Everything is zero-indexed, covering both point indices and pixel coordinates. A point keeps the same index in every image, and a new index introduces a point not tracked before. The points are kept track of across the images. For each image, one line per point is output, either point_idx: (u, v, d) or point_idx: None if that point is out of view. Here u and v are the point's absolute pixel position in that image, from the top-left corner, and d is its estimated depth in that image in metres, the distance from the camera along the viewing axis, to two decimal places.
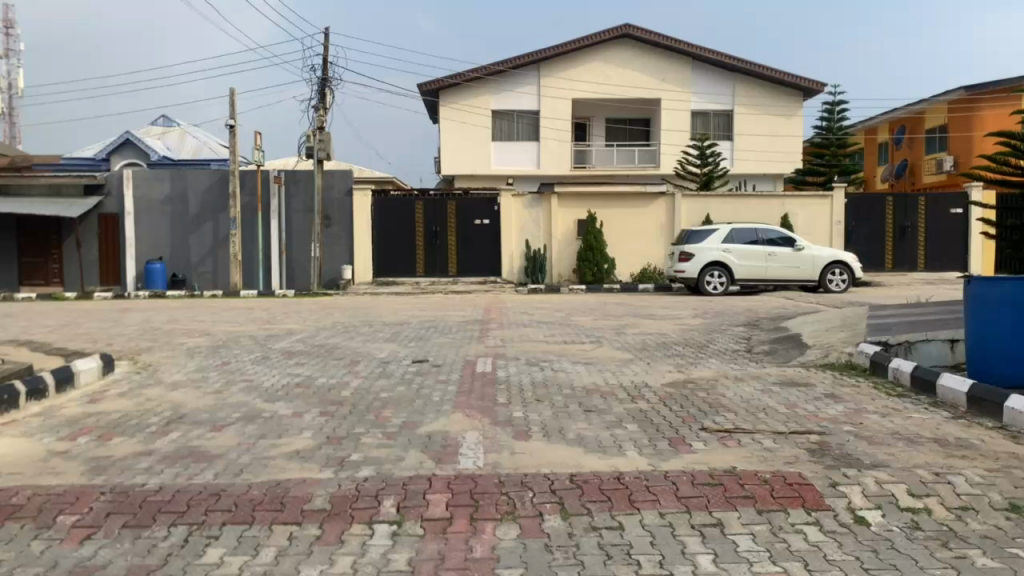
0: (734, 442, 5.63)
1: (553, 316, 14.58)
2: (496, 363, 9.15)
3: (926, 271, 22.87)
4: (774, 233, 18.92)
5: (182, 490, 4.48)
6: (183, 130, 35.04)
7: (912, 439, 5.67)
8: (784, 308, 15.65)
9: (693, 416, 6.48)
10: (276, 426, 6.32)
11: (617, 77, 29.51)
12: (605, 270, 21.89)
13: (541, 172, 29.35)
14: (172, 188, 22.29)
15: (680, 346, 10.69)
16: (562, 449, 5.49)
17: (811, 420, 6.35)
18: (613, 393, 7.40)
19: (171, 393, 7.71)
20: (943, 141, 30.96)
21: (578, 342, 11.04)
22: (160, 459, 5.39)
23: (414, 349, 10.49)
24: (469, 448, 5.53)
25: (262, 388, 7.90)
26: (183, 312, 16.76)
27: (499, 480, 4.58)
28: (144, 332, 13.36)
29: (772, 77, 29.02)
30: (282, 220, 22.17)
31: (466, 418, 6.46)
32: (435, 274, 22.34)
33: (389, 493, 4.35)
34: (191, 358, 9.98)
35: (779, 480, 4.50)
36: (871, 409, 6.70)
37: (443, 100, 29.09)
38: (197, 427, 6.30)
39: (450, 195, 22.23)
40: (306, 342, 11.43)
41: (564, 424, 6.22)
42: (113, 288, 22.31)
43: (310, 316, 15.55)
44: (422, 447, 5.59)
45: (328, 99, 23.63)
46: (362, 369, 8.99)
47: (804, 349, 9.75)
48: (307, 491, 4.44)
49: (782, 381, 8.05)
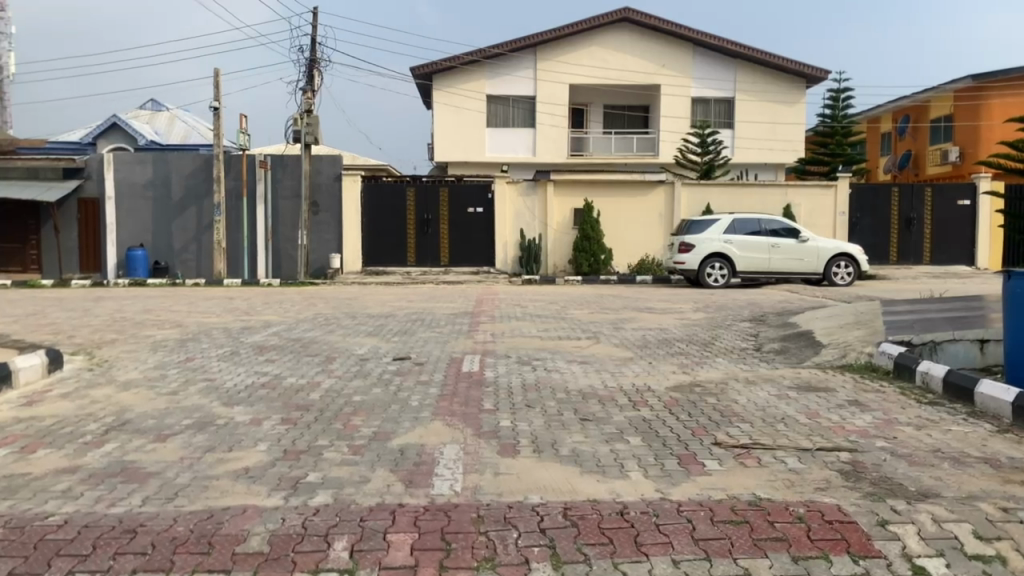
0: (755, 461, 4.86)
1: (548, 308, 13.78)
2: (484, 362, 8.38)
3: (932, 265, 22.18)
4: (778, 224, 18.11)
5: (91, 526, 3.68)
6: (171, 113, 34.11)
7: (959, 459, 4.91)
8: (790, 302, 14.89)
9: (705, 428, 5.69)
10: (229, 436, 5.54)
11: (616, 61, 28.64)
12: (601, 260, 21.12)
13: (537, 160, 28.48)
14: (155, 172, 21.43)
15: (684, 343, 9.92)
16: (556, 469, 4.72)
17: (837, 432, 5.60)
18: (613, 399, 6.64)
19: (119, 394, 6.91)
20: (948, 131, 30.18)
21: (574, 337, 10.26)
22: (83, 478, 4.59)
23: (397, 344, 9.73)
24: (446, 466, 4.77)
25: (222, 389, 7.13)
26: (161, 302, 16.00)
27: (479, 514, 3.80)
28: (113, 323, 12.54)
29: (775, 64, 28.20)
30: (268, 205, 21.30)
31: (445, 428, 5.68)
32: (426, 264, 21.53)
33: (342, 533, 3.56)
34: (154, 353, 9.20)
35: (817, 516, 3.72)
36: (904, 420, 5.93)
37: (439, 84, 28.17)
38: (138, 437, 5.50)
39: (443, 180, 21.40)
40: (283, 336, 10.64)
41: (557, 437, 5.44)
42: (93, 275, 21.47)
43: (292, 307, 14.74)
44: (393, 465, 4.82)
45: (316, 81, 22.75)
46: (337, 367, 8.19)
47: (819, 349, 8.97)
48: (242, 527, 3.64)
49: (798, 385, 7.29)
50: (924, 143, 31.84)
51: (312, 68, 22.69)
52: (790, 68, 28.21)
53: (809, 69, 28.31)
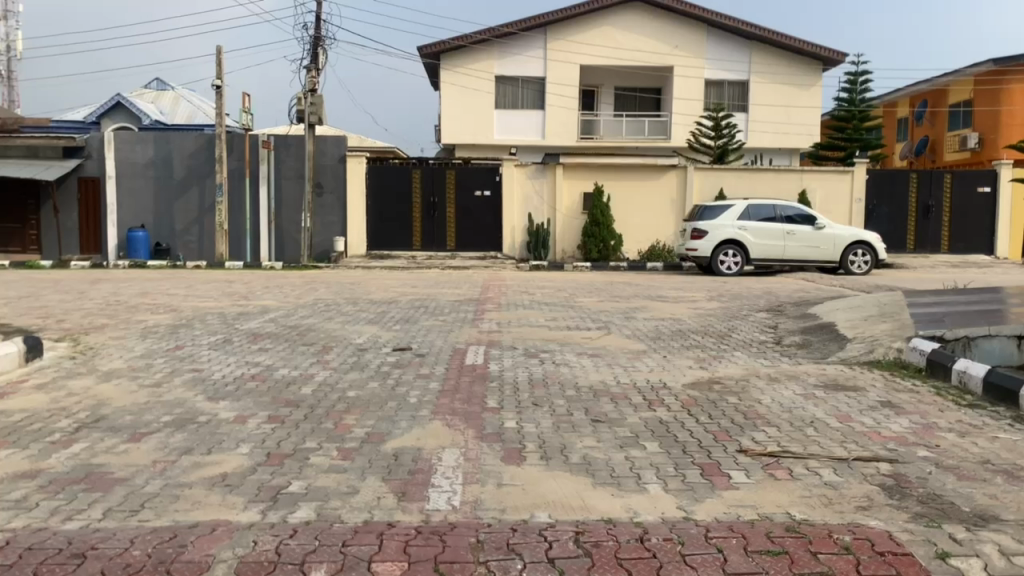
0: (785, 474, 4.38)
1: (556, 296, 13.28)
2: (488, 354, 7.89)
3: (950, 254, 21.59)
4: (793, 210, 17.53)
5: (35, 548, 3.25)
6: (176, 93, 33.59)
7: (1014, 473, 4.41)
8: (807, 291, 14.36)
9: (727, 432, 5.22)
10: (209, 436, 5.09)
11: (627, 42, 27.98)
12: (611, 246, 20.63)
13: (546, 143, 27.85)
14: (156, 152, 20.99)
15: (699, 336, 9.40)
16: (566, 480, 4.26)
17: (874, 439, 5.10)
18: (626, 397, 6.16)
19: (98, 386, 6.47)
20: (967, 117, 29.44)
21: (584, 328, 9.75)
22: (42, 485, 4.14)
23: (397, 333, 9.27)
24: (444, 475, 4.32)
25: (208, 382, 6.67)
26: (159, 285, 15.56)
27: (479, 540, 3.34)
28: (105, 307, 12.11)
29: (790, 46, 27.46)
30: (271, 187, 20.82)
31: (445, 431, 5.20)
32: (432, 248, 21.06)
33: (320, 561, 3.12)
34: (143, 341, 8.76)
35: (865, 546, 3.25)
36: (945, 426, 5.42)
37: (446, 63, 27.50)
38: (111, 437, 5.06)
39: (449, 163, 20.84)
40: (279, 323, 10.19)
41: (567, 441, 4.96)
42: (93, 257, 21.05)
43: (293, 291, 14.30)
44: (385, 472, 4.37)
45: (321, 59, 22.20)
46: (332, 358, 7.73)
47: (844, 343, 8.43)
48: (206, 553, 3.19)
49: (825, 383, 6.79)
50: (942, 129, 31.09)
51: (316, 46, 22.11)
52: (807, 50, 27.49)
53: (826, 51, 27.56)
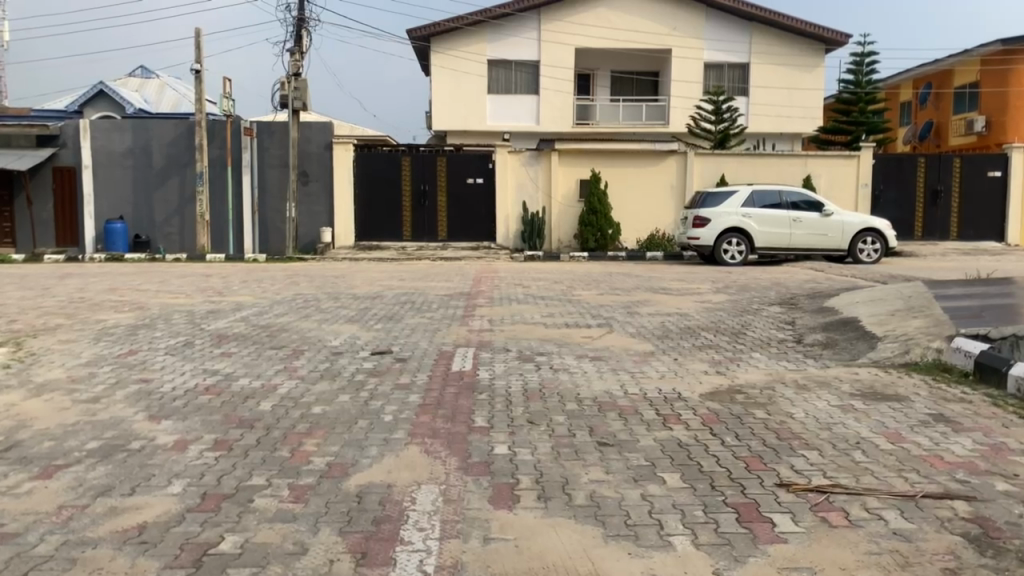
0: (842, 518, 3.53)
1: (552, 289, 12.39)
2: (477, 359, 7.01)
3: (959, 241, 20.77)
4: (798, 196, 16.66)
5: None
6: (161, 81, 32.55)
7: None
8: (818, 282, 13.52)
9: (760, 459, 4.36)
10: (138, 470, 4.21)
11: (623, 23, 27.02)
12: (609, 236, 19.76)
13: (541, 129, 26.94)
14: (134, 140, 19.97)
15: (711, 334, 8.55)
16: (569, 531, 3.39)
17: (938, 467, 4.24)
18: (636, 412, 5.29)
19: (24, 403, 5.58)
20: (973, 99, 28.57)
21: (583, 326, 8.90)
22: None
23: (378, 334, 8.39)
24: (418, 525, 3.45)
25: (154, 396, 5.78)
26: (129, 279, 14.61)
27: None
28: (66, 305, 11.21)
29: (793, 27, 26.50)
30: (253, 175, 19.80)
31: (423, 460, 4.32)
32: (422, 238, 20.15)
33: None
34: (93, 345, 7.87)
35: None
36: (1017, 448, 4.56)
37: (438, 46, 26.50)
38: (17, 472, 4.18)
39: (439, 150, 19.91)
40: (250, 322, 9.30)
41: (570, 474, 4.09)
42: (69, 250, 20.07)
43: (270, 286, 13.37)
44: (344, 520, 3.51)
45: (304, 41, 21.17)
46: (302, 364, 6.85)
47: (874, 342, 7.57)
48: None
49: (861, 391, 5.93)
50: (947, 112, 30.21)
51: (299, 28, 21.08)
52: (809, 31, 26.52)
53: (831, 32, 26.60)
